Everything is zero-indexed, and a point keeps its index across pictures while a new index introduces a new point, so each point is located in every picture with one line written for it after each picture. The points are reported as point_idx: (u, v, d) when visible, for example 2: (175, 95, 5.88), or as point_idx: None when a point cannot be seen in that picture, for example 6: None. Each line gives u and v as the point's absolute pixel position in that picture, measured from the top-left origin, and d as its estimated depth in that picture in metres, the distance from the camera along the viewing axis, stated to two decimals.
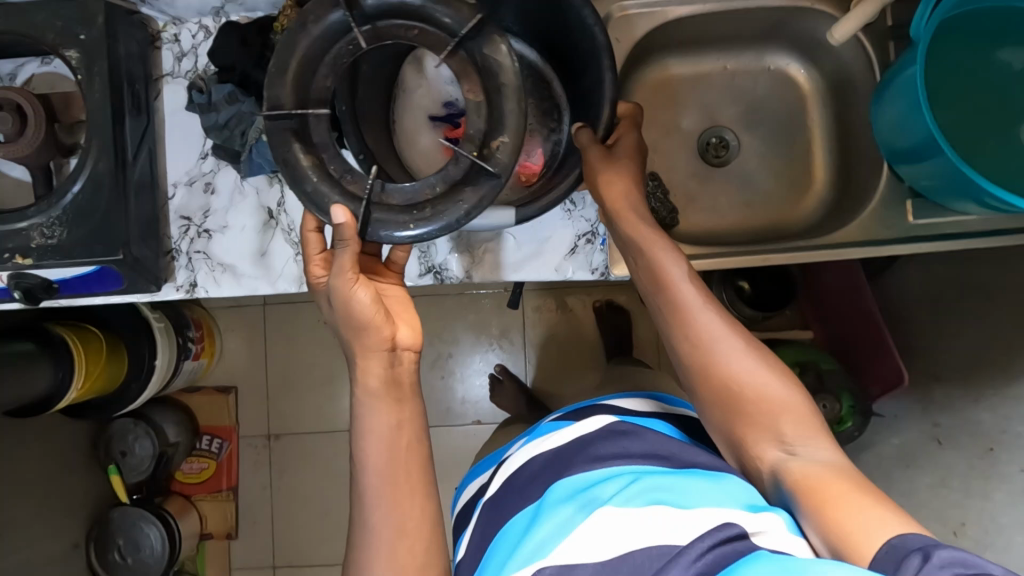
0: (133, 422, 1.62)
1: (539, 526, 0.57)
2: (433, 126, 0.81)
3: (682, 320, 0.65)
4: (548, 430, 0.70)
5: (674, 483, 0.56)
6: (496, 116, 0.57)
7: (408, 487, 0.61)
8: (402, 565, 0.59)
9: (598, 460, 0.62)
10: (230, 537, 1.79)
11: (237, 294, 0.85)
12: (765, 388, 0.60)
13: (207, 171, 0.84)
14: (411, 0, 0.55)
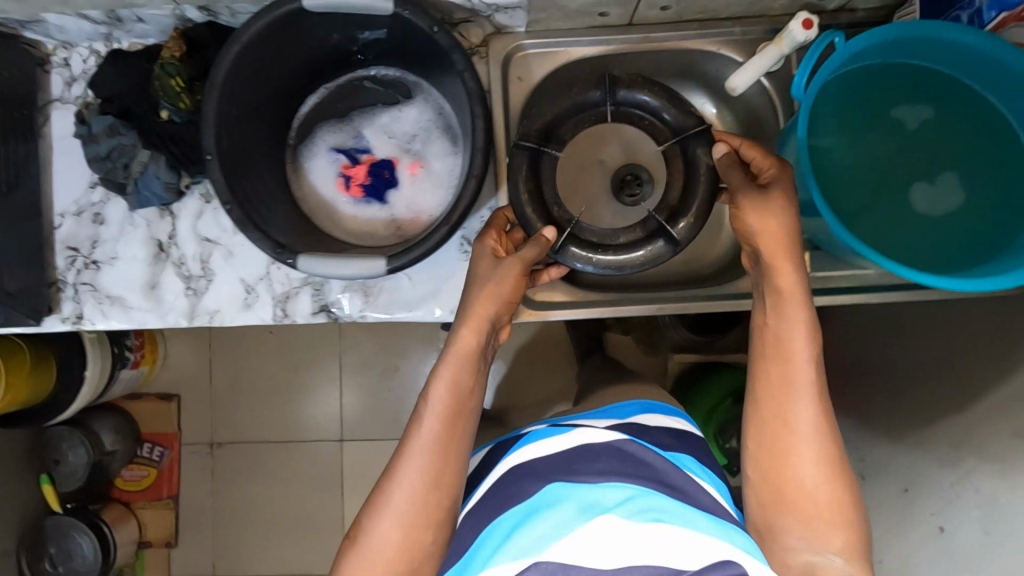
0: (69, 430, 1.50)
1: (533, 525, 0.52)
2: (334, 157, 0.80)
3: (782, 406, 0.62)
4: (545, 435, 0.63)
5: (681, 508, 0.52)
6: (687, 200, 0.75)
7: (451, 446, 0.59)
8: (416, 522, 0.56)
9: (602, 475, 0.56)
10: (168, 547, 1.67)
11: (126, 327, 0.82)
12: (820, 494, 0.60)
13: (95, 201, 0.81)
14: (653, 104, 0.76)
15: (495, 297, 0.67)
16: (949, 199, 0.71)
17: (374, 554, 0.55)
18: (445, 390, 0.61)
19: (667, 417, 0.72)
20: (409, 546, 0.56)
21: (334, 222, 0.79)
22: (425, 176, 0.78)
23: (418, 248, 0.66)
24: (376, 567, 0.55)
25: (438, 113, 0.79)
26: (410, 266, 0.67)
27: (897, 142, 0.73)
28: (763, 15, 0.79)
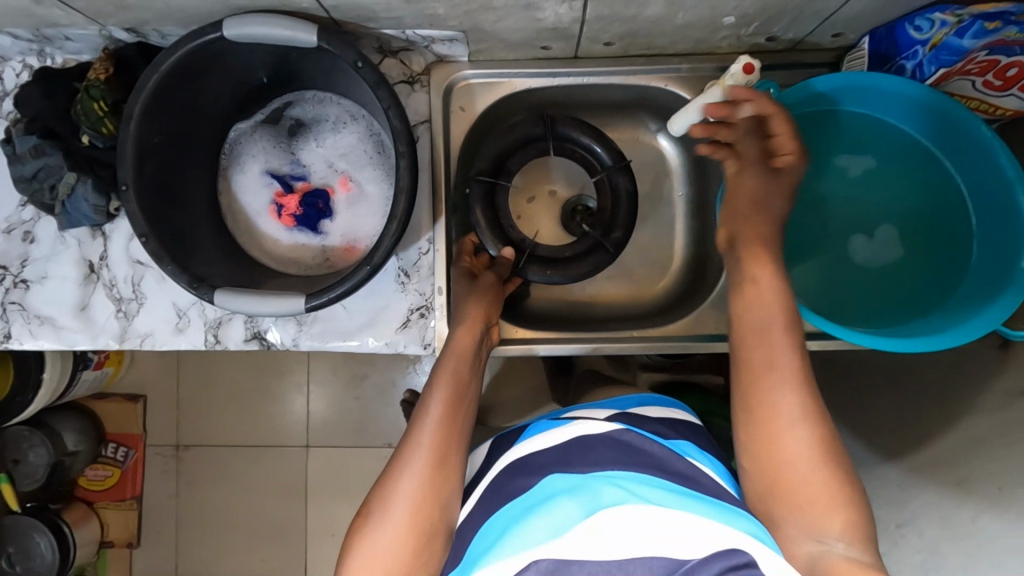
0: (29, 430, 1.41)
1: (533, 519, 0.49)
2: (268, 182, 0.78)
3: (760, 390, 0.56)
4: (540, 429, 0.62)
5: (684, 500, 0.50)
6: (614, 216, 0.81)
7: (452, 425, 0.61)
8: (416, 529, 0.54)
9: (602, 466, 0.53)
10: (132, 546, 1.55)
11: (56, 347, 0.81)
12: (815, 477, 0.53)
13: (26, 219, 0.80)
14: (583, 136, 0.81)
15: (485, 312, 0.73)
16: (889, 257, 0.73)
17: (384, 534, 0.54)
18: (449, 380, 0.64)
19: (667, 407, 0.68)
20: (418, 527, 0.54)
21: (267, 252, 0.78)
22: (360, 205, 0.77)
23: (343, 282, 0.65)
24: (386, 549, 0.53)
25: (374, 141, 0.78)
26: (333, 302, 0.66)
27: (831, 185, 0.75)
28: (711, 52, 0.77)
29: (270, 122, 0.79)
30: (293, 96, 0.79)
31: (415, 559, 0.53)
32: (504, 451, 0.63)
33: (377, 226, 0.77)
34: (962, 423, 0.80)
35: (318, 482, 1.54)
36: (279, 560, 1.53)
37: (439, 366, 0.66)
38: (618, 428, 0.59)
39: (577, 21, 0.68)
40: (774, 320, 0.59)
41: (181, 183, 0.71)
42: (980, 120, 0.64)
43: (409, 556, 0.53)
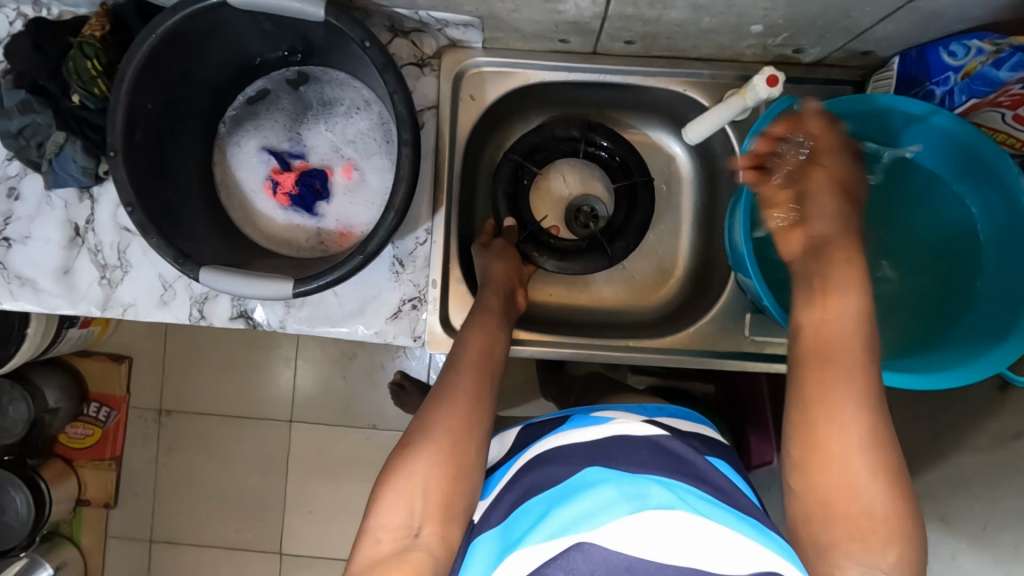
0: (8, 384, 1.40)
1: (571, 503, 0.48)
2: (265, 157, 0.75)
3: (817, 405, 0.51)
4: (579, 424, 0.60)
5: (725, 513, 0.48)
6: (627, 224, 0.82)
7: (484, 372, 0.62)
8: (443, 471, 0.53)
9: (642, 466, 0.52)
10: (108, 507, 1.53)
11: (36, 310, 0.79)
12: (859, 486, 0.48)
13: (12, 175, 0.77)
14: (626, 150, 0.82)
15: (510, 270, 0.76)
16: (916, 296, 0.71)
17: (420, 460, 0.53)
18: (480, 342, 0.64)
19: (698, 423, 0.66)
20: (456, 461, 0.54)
21: (257, 226, 0.75)
22: (360, 191, 0.75)
23: (334, 270, 0.62)
24: (415, 484, 0.53)
25: (381, 127, 0.75)
26: (320, 289, 0.64)
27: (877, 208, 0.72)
28: (735, 59, 0.74)
29: (306, 89, 0.75)
30: (317, 74, 0.75)
31: (452, 488, 0.53)
32: (534, 439, 0.62)
33: (376, 213, 0.74)
34: (954, 459, 0.79)
35: (300, 458, 1.53)
36: (253, 533, 1.53)
37: (465, 336, 0.66)
38: (661, 432, 0.57)
39: (598, 16, 0.65)
40: (855, 336, 0.52)
41: (171, 153, 0.68)
42: (1013, 163, 0.62)
43: (447, 485, 0.53)
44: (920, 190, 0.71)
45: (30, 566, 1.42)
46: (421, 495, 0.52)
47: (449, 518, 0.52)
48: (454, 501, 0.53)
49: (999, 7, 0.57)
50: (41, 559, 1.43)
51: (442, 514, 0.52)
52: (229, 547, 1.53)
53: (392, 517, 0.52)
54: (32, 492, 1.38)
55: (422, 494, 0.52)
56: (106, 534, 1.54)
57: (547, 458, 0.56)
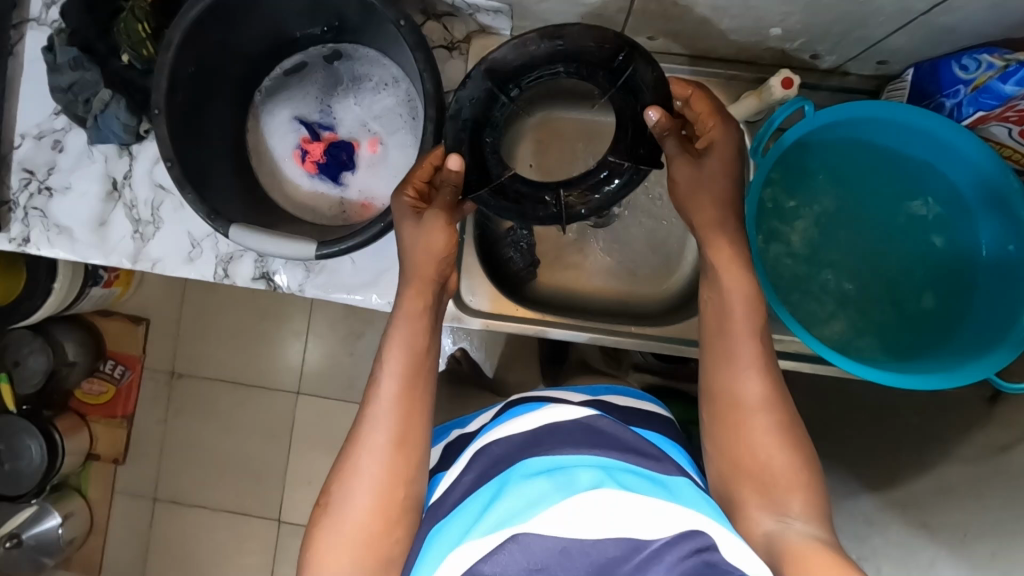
0: (32, 335, 1.46)
1: (508, 495, 0.52)
2: (296, 127, 0.79)
3: (736, 413, 0.60)
4: (512, 413, 0.63)
5: (650, 484, 0.53)
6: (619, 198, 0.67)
7: (412, 405, 0.62)
8: (373, 519, 0.57)
9: (575, 447, 0.56)
10: (116, 462, 1.59)
11: (70, 258, 0.83)
12: (776, 463, 0.58)
13: (57, 128, 0.81)
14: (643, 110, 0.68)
15: (435, 256, 0.65)
16: (918, 309, 0.72)
17: (351, 514, 0.58)
18: (404, 348, 0.63)
19: (637, 399, 0.72)
20: (383, 506, 0.58)
21: (282, 190, 0.78)
22: (386, 166, 0.77)
23: (354, 236, 0.67)
24: (350, 534, 0.57)
25: (408, 105, 0.77)
26: (342, 254, 0.68)
27: (882, 230, 0.74)
28: (752, 61, 0.77)
29: (340, 64, 0.78)
30: (349, 50, 0.78)
31: (386, 533, 0.57)
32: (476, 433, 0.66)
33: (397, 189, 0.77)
34: (940, 469, 0.82)
35: (303, 430, 1.58)
36: (253, 499, 1.58)
37: (400, 321, 0.65)
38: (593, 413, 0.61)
39: (623, 11, 0.68)
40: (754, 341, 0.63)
41: (208, 116, 0.72)
42: None
43: (382, 523, 0.57)
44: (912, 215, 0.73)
45: (39, 514, 1.48)
46: (354, 538, 0.57)
47: (389, 559, 0.57)
48: (392, 542, 0.57)
49: (1010, 23, 0.60)
50: (50, 506, 1.49)
51: (379, 555, 0.57)
52: (228, 511, 1.58)
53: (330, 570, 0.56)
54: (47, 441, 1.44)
55: (354, 549, 0.57)
56: (113, 488, 1.60)
57: (494, 449, 0.59)
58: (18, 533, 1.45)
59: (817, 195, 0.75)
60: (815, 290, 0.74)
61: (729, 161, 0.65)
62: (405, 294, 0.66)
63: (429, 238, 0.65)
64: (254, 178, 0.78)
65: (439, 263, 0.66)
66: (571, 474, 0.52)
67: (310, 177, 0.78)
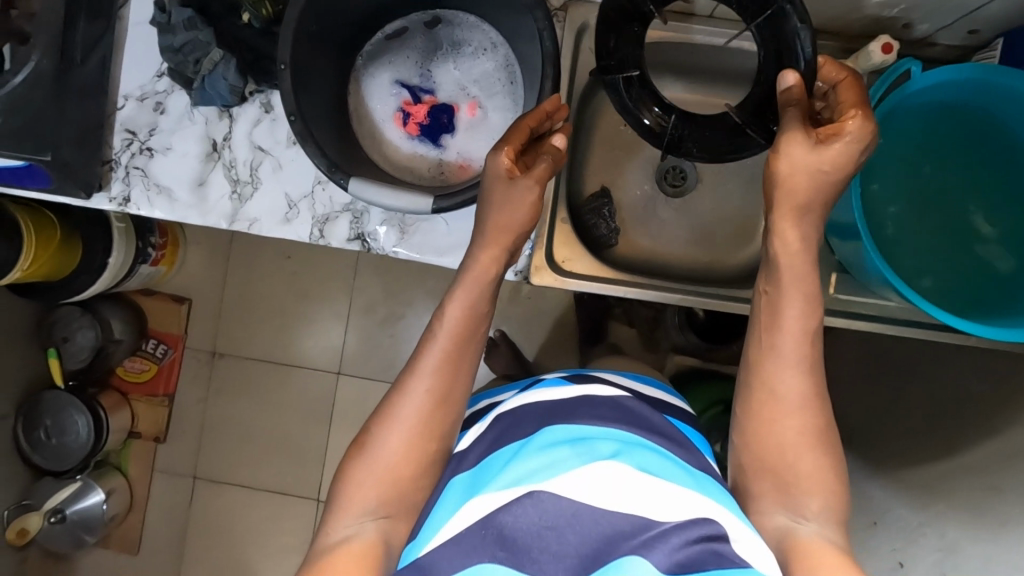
0: (80, 311, 1.45)
1: (529, 457, 0.60)
2: (397, 90, 0.81)
3: (771, 414, 0.63)
4: (547, 384, 0.70)
5: (663, 463, 0.60)
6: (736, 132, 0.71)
7: (453, 366, 0.65)
8: (400, 468, 0.62)
9: (600, 419, 0.63)
10: (157, 441, 1.58)
11: (167, 218, 0.85)
12: (801, 465, 0.62)
13: (160, 90, 0.83)
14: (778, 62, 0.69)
15: (511, 225, 0.67)
16: (974, 272, 0.76)
17: (375, 463, 0.62)
18: (457, 315, 0.66)
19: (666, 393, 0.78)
20: (413, 456, 0.63)
21: (381, 150, 0.81)
22: (487, 128, 0.80)
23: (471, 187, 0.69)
24: (374, 479, 0.62)
25: (507, 68, 0.79)
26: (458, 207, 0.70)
27: (957, 189, 0.77)
28: (842, 32, 0.80)
29: (442, 28, 0.81)
30: (449, 16, 0.81)
31: (408, 485, 0.62)
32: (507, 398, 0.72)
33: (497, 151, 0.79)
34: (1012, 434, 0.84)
35: (344, 410, 1.58)
36: (294, 478, 1.58)
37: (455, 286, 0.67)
38: (621, 393, 0.68)
39: None
40: (801, 349, 0.64)
41: (322, 76, 0.74)
42: None
43: (408, 474, 0.62)
44: (986, 179, 0.77)
45: (82, 490, 1.44)
46: (374, 485, 0.61)
47: (412, 505, 0.63)
48: (411, 493, 0.63)
49: None
50: (93, 483, 1.46)
51: (405, 498, 0.62)
52: (269, 490, 1.58)
53: (352, 504, 0.61)
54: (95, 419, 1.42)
55: (376, 494, 0.61)
56: (152, 467, 1.59)
57: (513, 416, 0.67)
58: (61, 508, 1.41)
59: (908, 147, 0.77)
60: (893, 236, 0.77)
61: (844, 159, 0.62)
62: (478, 259, 0.68)
63: (510, 202, 0.66)
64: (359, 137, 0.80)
65: (508, 237, 0.67)
66: (592, 443, 0.60)
67: (411, 139, 0.81)
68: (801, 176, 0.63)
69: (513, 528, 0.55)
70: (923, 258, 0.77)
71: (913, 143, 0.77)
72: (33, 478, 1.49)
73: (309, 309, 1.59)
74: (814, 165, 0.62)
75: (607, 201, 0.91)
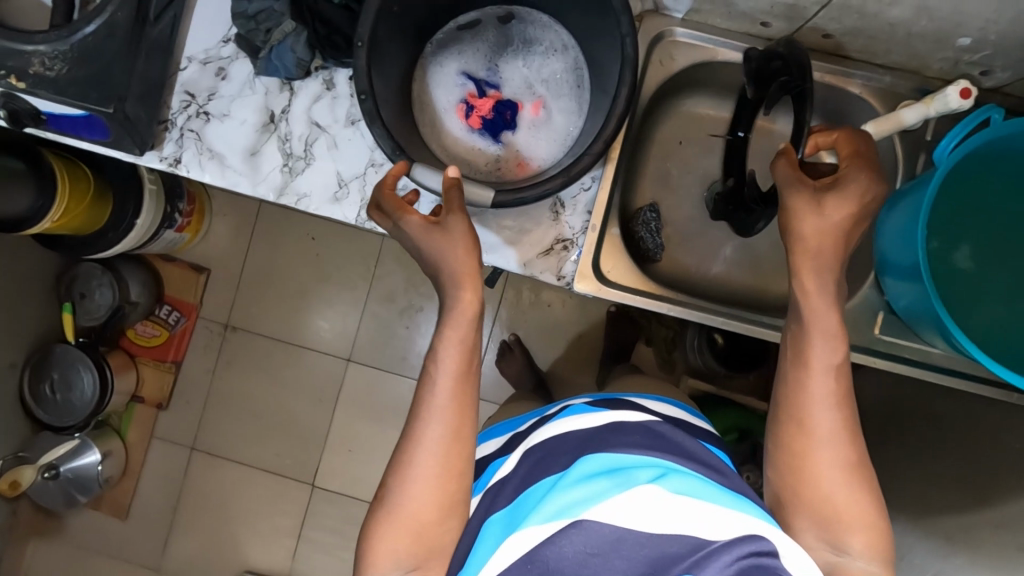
0: (101, 270, 1.42)
1: (567, 489, 0.56)
2: (462, 81, 0.81)
3: (802, 448, 0.60)
4: (578, 410, 0.68)
5: (707, 487, 0.56)
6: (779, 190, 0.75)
7: (463, 401, 0.62)
8: (423, 519, 0.59)
9: (635, 446, 0.60)
10: (160, 408, 1.56)
11: (217, 184, 0.84)
12: (841, 500, 0.58)
13: (224, 56, 0.83)
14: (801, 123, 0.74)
15: (470, 253, 0.66)
16: None
17: (394, 520, 0.59)
18: (455, 355, 0.62)
19: (685, 413, 0.75)
20: (437, 500, 0.60)
21: (440, 139, 0.80)
22: (550, 128, 0.79)
23: (536, 188, 0.68)
24: (396, 532, 0.59)
25: (573, 71, 0.79)
26: (519, 204, 0.69)
27: (1014, 237, 0.78)
28: (916, 72, 0.79)
29: (512, 24, 0.81)
30: (522, 13, 0.81)
31: (434, 535, 0.60)
32: (527, 436, 0.69)
33: (556, 152, 0.78)
34: None
35: (350, 396, 1.55)
36: (292, 460, 1.54)
37: (444, 313, 0.64)
38: (652, 419, 0.66)
39: (819, 3, 0.71)
40: (831, 381, 0.61)
41: (393, 58, 0.73)
42: None
43: (438, 517, 0.60)
44: None
45: (79, 448, 1.42)
46: (396, 540, 0.59)
47: (440, 545, 0.60)
48: (443, 542, 0.60)
49: None
50: (90, 442, 1.43)
51: (433, 540, 0.60)
52: (266, 469, 1.55)
53: (382, 559, 0.59)
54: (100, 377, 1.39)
55: (403, 545, 0.59)
56: (152, 433, 1.57)
57: (547, 448, 0.63)
58: (56, 465, 1.40)
59: (964, 199, 0.78)
60: (945, 285, 0.78)
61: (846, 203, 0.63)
62: (460, 296, 0.64)
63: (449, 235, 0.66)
64: (424, 126, 0.80)
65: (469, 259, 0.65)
66: (630, 474, 0.56)
67: (471, 133, 0.80)
68: (810, 217, 0.64)
69: (557, 562, 0.50)
70: (973, 308, 0.78)
71: (971, 196, 0.78)
72: (33, 431, 1.47)
73: (328, 291, 1.57)
74: (817, 215, 0.64)
75: (655, 215, 0.90)
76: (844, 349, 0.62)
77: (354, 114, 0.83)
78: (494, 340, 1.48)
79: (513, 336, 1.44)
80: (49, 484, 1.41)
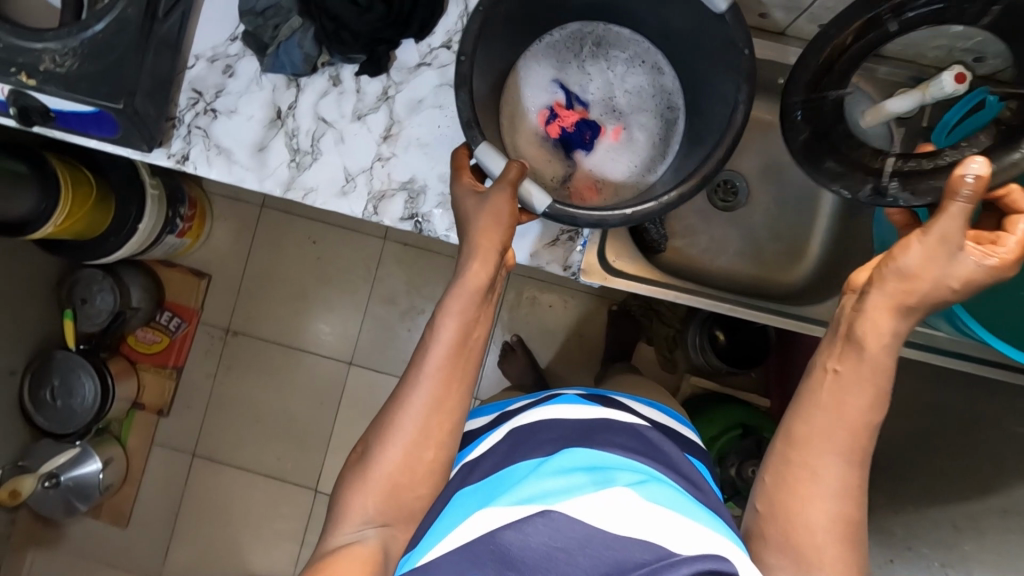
0: (102, 275, 1.41)
1: (546, 479, 0.56)
2: (555, 90, 0.85)
3: (798, 488, 0.56)
4: (563, 402, 0.69)
5: (684, 501, 0.55)
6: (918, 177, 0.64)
7: (449, 385, 0.62)
8: (394, 484, 0.59)
9: (621, 448, 0.61)
10: (161, 414, 1.55)
11: (225, 180, 0.85)
12: (824, 550, 0.55)
13: (232, 54, 0.84)
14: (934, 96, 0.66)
15: (497, 229, 0.65)
16: None
17: (368, 489, 0.60)
18: (449, 338, 0.62)
19: (678, 424, 0.76)
20: (410, 463, 0.60)
21: (514, 135, 0.83)
22: (632, 150, 0.85)
23: (593, 214, 0.66)
24: (365, 501, 0.59)
25: (659, 94, 0.85)
26: (574, 219, 0.67)
27: None
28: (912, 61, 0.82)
29: (611, 41, 0.86)
30: (616, 30, 0.85)
31: (403, 509, 0.60)
32: (516, 415, 0.71)
33: (631, 174, 0.84)
34: None
35: (352, 399, 1.54)
36: (293, 465, 1.54)
37: (456, 288, 0.64)
38: (640, 423, 0.67)
39: None
40: (847, 429, 0.56)
41: None
42: None
43: (417, 489, 0.60)
44: None
45: (80, 456, 1.41)
46: (364, 507, 0.59)
47: (411, 511, 0.60)
48: (419, 510, 0.61)
49: None
50: (91, 450, 1.42)
51: (405, 504, 0.60)
52: (267, 474, 1.54)
53: (351, 515, 0.59)
54: (101, 383, 1.38)
55: (377, 509, 0.59)
56: (152, 440, 1.56)
57: (529, 431, 0.65)
58: (58, 473, 1.38)
59: None
60: None
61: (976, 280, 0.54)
62: (469, 269, 0.64)
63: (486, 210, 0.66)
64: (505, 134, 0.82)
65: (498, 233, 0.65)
66: (612, 474, 0.56)
67: (550, 143, 0.84)
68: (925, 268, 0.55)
69: (519, 548, 0.49)
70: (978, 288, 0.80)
71: None
72: (33, 438, 1.47)
73: (331, 295, 1.57)
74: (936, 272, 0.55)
75: None
76: (879, 399, 0.56)
77: (361, 110, 0.84)
78: (495, 341, 1.49)
79: (516, 337, 1.45)
80: (47, 493, 1.40)
